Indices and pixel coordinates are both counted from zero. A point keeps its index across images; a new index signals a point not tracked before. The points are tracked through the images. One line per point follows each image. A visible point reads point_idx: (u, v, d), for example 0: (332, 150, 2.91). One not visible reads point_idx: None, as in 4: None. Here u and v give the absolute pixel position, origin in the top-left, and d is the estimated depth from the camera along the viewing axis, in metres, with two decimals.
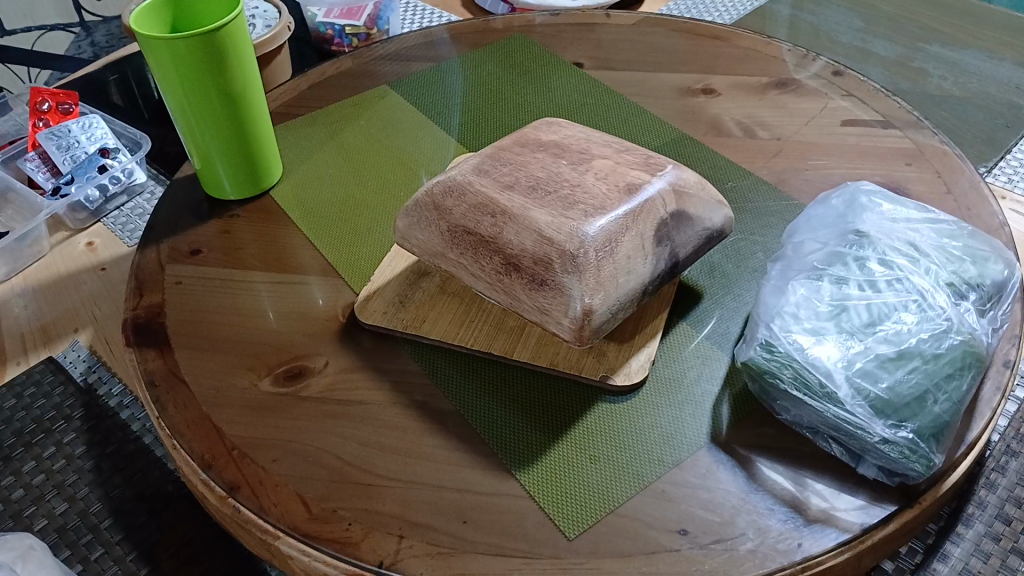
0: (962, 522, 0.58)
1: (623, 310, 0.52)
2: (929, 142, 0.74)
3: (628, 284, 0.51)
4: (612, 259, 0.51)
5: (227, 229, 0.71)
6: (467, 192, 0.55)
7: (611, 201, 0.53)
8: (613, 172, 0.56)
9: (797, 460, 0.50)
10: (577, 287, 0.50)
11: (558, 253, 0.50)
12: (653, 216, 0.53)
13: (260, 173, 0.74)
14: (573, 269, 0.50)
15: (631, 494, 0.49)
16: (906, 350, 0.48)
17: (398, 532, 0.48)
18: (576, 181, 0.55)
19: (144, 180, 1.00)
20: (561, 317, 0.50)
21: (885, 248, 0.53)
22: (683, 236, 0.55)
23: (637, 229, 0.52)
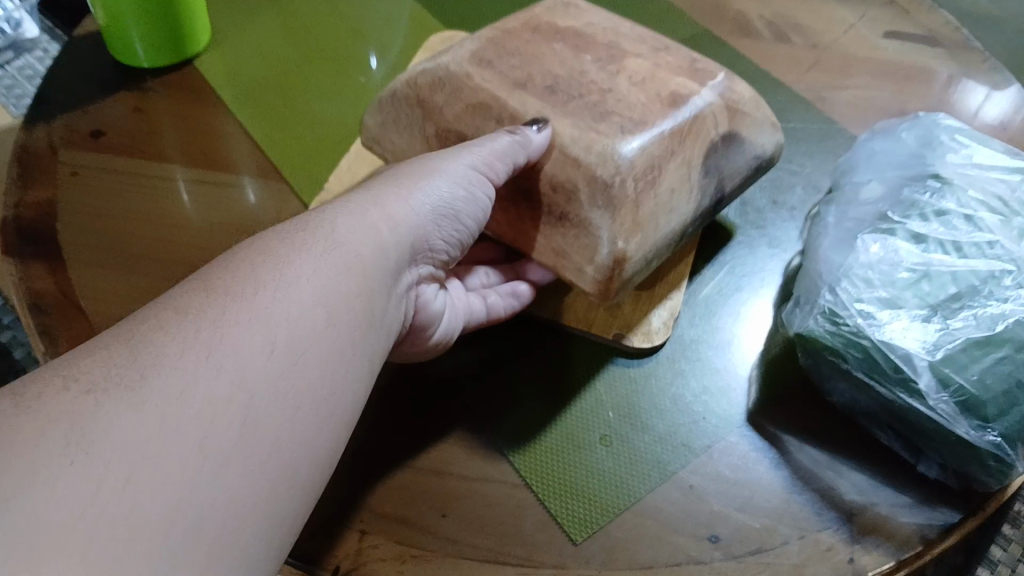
0: None
1: (657, 259, 0.42)
2: (980, 68, 0.63)
3: (668, 230, 0.41)
4: (653, 192, 0.40)
5: (140, 106, 0.57)
6: (462, 80, 0.44)
7: (655, 110, 0.42)
8: (654, 74, 0.44)
9: (844, 450, 0.42)
10: (608, 226, 0.39)
11: (587, 179, 0.40)
12: (703, 140, 0.43)
13: (185, 35, 0.58)
14: (609, 205, 0.39)
15: (650, 487, 0.40)
16: (999, 334, 0.39)
17: (359, 526, 0.38)
18: (605, 82, 0.43)
19: (38, 36, 0.84)
20: (584, 265, 0.40)
21: (970, 201, 0.43)
22: (731, 168, 0.45)
23: (683, 156, 0.42)
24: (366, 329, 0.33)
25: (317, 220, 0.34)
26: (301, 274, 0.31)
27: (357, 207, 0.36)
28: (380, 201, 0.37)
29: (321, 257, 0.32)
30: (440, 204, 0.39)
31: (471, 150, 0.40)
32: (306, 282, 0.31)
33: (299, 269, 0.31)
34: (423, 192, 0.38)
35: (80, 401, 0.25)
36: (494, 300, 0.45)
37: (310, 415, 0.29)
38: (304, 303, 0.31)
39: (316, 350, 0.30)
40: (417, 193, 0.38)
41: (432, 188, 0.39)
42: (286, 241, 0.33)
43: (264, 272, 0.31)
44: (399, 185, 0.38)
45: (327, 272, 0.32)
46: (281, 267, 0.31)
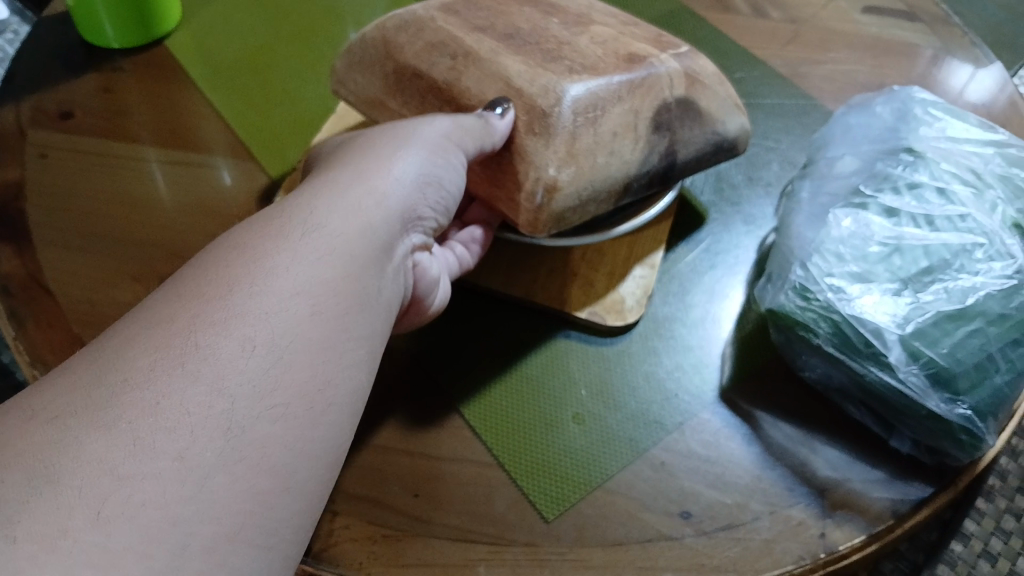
0: (984, 497, 0.55)
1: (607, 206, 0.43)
2: (958, 42, 0.63)
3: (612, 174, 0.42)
4: (593, 130, 0.41)
5: (109, 87, 0.56)
6: (427, 30, 0.45)
7: (609, 65, 0.43)
8: (618, 38, 0.45)
9: (816, 425, 0.42)
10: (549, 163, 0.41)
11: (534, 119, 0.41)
12: (653, 93, 0.43)
13: (154, 13, 0.58)
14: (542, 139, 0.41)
15: (623, 464, 0.40)
16: (969, 309, 0.39)
17: (329, 508, 0.38)
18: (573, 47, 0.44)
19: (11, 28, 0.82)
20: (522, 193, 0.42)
21: (943, 174, 0.43)
22: (688, 134, 0.45)
23: (631, 104, 0.42)
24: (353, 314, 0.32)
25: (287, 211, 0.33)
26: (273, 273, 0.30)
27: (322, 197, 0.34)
28: (349, 182, 0.35)
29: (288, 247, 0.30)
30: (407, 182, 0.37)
31: (436, 122, 0.39)
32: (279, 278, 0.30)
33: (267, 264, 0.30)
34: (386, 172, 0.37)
35: (48, 431, 0.24)
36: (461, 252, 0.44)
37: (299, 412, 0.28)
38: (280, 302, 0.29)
39: (298, 351, 0.29)
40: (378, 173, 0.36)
41: (402, 164, 0.37)
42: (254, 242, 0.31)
43: (231, 277, 0.29)
44: (360, 169, 0.36)
45: (298, 263, 0.30)
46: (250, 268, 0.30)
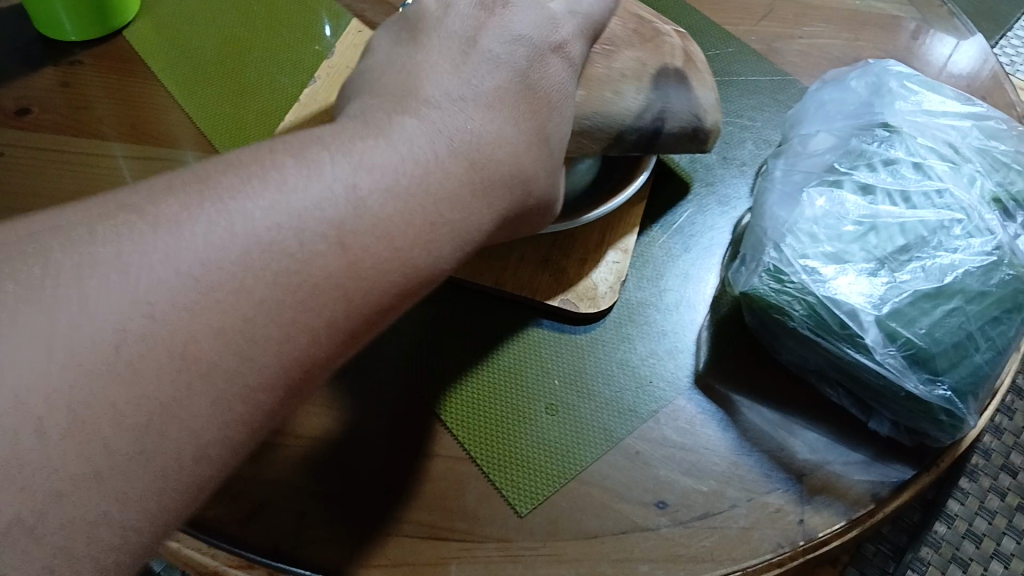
0: (967, 476, 0.54)
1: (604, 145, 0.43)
2: (936, 13, 0.62)
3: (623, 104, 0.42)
4: (607, 62, 0.41)
5: (67, 81, 0.54)
6: None
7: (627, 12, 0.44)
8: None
9: (794, 410, 0.41)
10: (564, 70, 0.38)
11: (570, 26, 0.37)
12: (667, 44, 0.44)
13: (112, 4, 0.56)
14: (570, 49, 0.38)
15: (597, 455, 0.39)
16: (948, 287, 0.38)
17: (297, 509, 0.36)
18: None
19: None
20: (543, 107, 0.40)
21: (919, 149, 0.42)
22: (677, 104, 0.44)
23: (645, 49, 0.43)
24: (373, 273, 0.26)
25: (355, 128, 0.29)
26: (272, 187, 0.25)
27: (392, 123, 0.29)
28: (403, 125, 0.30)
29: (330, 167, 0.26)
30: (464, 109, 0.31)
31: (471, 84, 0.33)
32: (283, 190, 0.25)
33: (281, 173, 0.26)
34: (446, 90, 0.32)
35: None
36: None
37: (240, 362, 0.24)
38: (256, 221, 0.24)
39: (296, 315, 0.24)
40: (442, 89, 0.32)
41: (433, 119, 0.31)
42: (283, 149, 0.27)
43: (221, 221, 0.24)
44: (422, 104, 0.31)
45: (310, 183, 0.26)
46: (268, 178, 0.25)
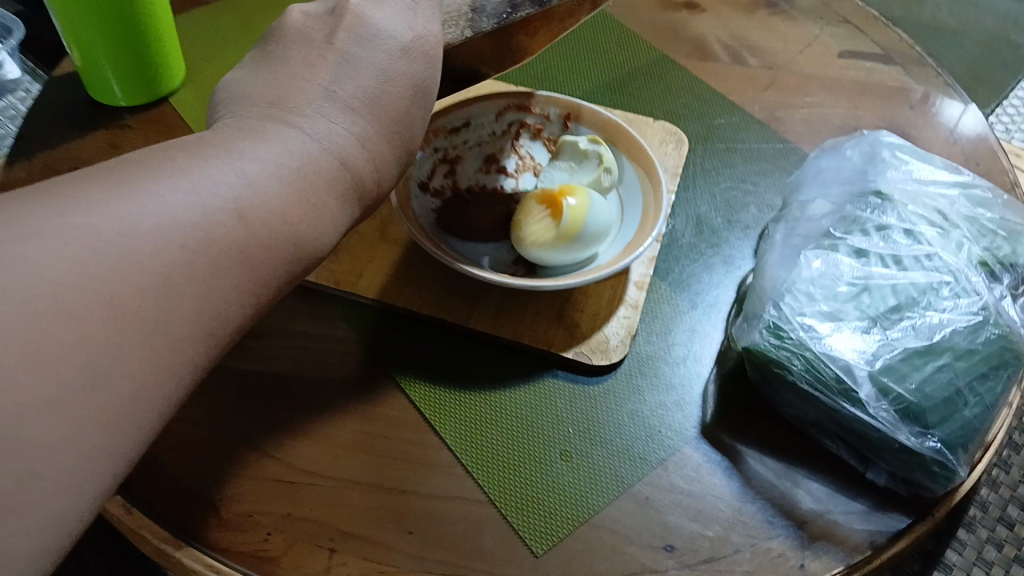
0: (964, 528, 0.56)
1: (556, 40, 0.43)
2: (931, 83, 0.66)
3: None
4: None
5: (115, 143, 0.58)
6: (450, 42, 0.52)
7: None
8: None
9: (796, 461, 0.43)
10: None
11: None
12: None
13: (159, 73, 0.60)
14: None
15: (608, 500, 0.41)
16: (937, 344, 0.40)
17: (328, 545, 0.39)
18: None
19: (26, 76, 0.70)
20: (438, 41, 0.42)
21: (910, 216, 0.45)
22: None
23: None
24: (229, 265, 0.30)
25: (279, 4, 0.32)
26: (154, 195, 0.28)
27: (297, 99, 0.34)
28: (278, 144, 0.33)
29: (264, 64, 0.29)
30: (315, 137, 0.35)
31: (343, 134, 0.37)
32: (185, 180, 0.29)
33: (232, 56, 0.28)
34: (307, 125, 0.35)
35: None
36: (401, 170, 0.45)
37: (135, 354, 0.26)
38: (137, 223, 0.27)
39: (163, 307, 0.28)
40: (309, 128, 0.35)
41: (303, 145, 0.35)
42: (167, 161, 0.30)
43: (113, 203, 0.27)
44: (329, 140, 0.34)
45: (181, 192, 0.29)
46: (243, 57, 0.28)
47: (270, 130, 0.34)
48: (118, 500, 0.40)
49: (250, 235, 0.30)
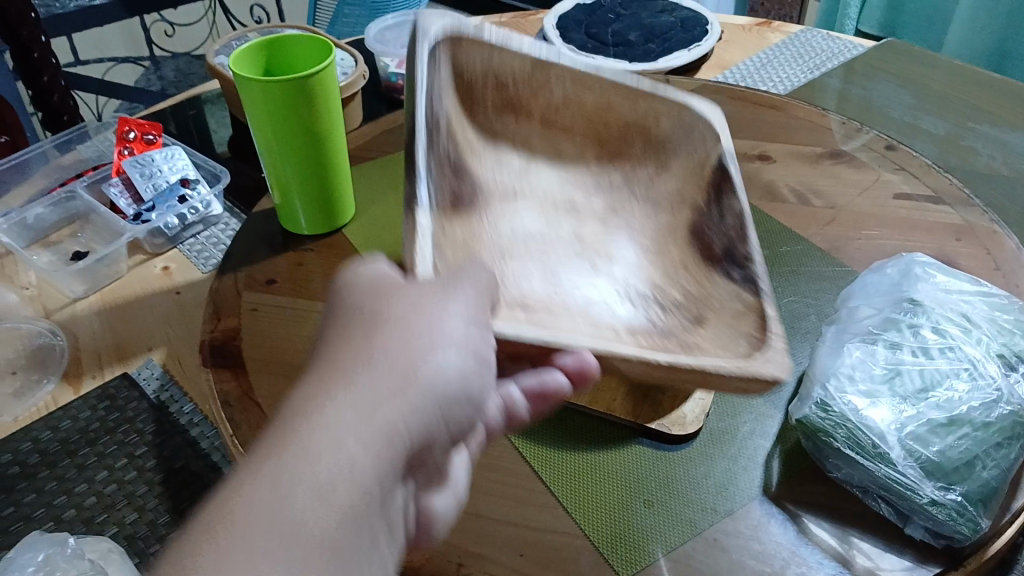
0: None
1: (717, 293, 0.59)
2: (978, 220, 0.76)
3: (721, 180, 0.64)
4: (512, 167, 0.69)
5: (300, 262, 0.75)
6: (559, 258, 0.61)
7: (536, 69, 0.68)
8: (547, 132, 0.72)
9: (845, 520, 0.52)
10: (531, 285, 0.60)
11: (456, 239, 0.60)
12: (660, 103, 0.68)
13: (336, 209, 0.78)
14: (484, 241, 0.62)
15: (684, 540, 0.51)
16: (958, 417, 0.49)
17: (457, 560, 0.50)
18: (503, 53, 0.66)
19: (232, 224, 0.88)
20: (578, 314, 0.57)
21: (938, 317, 0.55)
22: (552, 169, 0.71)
23: (664, 206, 0.69)
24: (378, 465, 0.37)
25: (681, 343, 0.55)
26: (310, 434, 0.36)
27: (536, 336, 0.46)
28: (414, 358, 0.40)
29: (603, 343, 0.47)
30: (459, 363, 0.41)
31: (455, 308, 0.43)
32: (342, 419, 0.37)
33: (574, 346, 0.46)
34: (446, 354, 0.41)
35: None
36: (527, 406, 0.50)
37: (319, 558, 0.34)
38: (319, 464, 0.35)
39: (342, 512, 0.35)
40: (453, 334, 0.42)
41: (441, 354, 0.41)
42: (303, 402, 0.37)
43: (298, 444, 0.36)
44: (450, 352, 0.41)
45: (339, 430, 0.36)
46: (661, 368, 0.47)
47: (390, 325, 0.41)
48: None
49: (386, 440, 0.38)
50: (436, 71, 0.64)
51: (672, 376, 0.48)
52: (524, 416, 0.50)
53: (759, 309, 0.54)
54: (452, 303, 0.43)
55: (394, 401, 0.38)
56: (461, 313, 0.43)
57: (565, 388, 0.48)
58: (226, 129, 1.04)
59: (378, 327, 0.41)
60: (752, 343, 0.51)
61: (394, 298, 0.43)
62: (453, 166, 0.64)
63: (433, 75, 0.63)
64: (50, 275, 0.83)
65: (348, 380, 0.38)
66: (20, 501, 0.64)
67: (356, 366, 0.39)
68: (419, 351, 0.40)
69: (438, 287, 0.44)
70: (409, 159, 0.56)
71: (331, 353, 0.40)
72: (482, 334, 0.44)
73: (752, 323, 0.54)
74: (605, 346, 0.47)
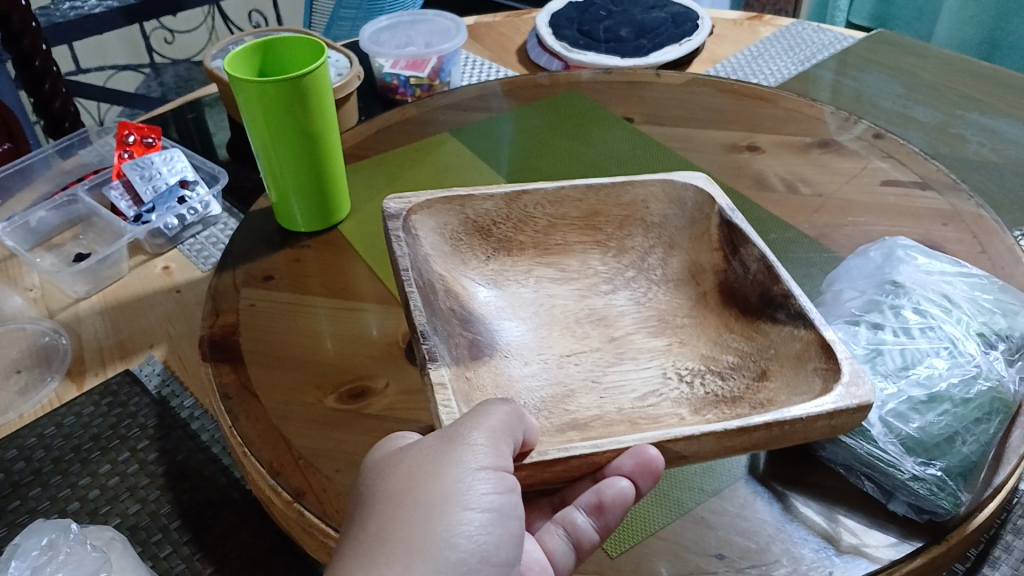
0: None
1: (772, 342, 0.57)
2: (965, 206, 0.76)
3: (732, 233, 0.63)
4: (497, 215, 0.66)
5: (297, 258, 0.76)
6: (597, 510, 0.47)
7: (510, 204, 0.65)
8: (546, 257, 0.68)
9: (830, 497, 0.53)
10: (578, 403, 0.56)
11: (475, 388, 0.55)
12: (645, 188, 0.67)
13: (332, 207, 0.79)
14: (507, 385, 0.57)
15: (671, 519, 0.52)
16: (937, 394, 0.50)
17: None
18: (474, 202, 0.64)
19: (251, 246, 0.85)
20: (634, 418, 0.55)
21: (920, 298, 0.56)
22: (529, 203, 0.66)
23: (685, 280, 0.66)
24: None
25: (752, 403, 0.54)
26: None
27: (579, 450, 0.45)
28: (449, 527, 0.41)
29: (664, 434, 0.46)
30: (483, 535, 0.41)
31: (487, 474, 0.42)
32: None
33: (626, 448, 0.45)
34: (469, 522, 0.41)
35: None
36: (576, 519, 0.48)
37: None
38: None
39: None
40: (475, 498, 0.42)
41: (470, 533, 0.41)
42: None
43: None
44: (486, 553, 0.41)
45: None
46: (737, 434, 0.46)
47: (421, 510, 0.41)
48: (272, 485, 0.55)
49: None
50: (415, 240, 0.62)
51: (745, 445, 0.47)
52: (597, 538, 0.48)
53: (819, 339, 0.53)
54: (472, 450, 0.43)
55: (419, 570, 0.39)
56: (483, 460, 0.42)
57: (627, 494, 0.45)
58: (224, 132, 1.06)
59: (399, 511, 0.41)
60: (825, 376, 0.51)
61: (405, 469, 0.43)
62: (460, 321, 0.60)
63: (412, 246, 0.61)
64: (52, 276, 0.83)
65: (371, 561, 0.39)
66: (27, 494, 0.66)
67: (376, 555, 0.40)
68: (441, 533, 0.40)
69: (444, 445, 0.43)
70: (412, 327, 0.52)
71: (350, 544, 0.41)
72: (506, 493, 0.43)
73: (816, 357, 0.52)
74: (663, 435, 0.46)
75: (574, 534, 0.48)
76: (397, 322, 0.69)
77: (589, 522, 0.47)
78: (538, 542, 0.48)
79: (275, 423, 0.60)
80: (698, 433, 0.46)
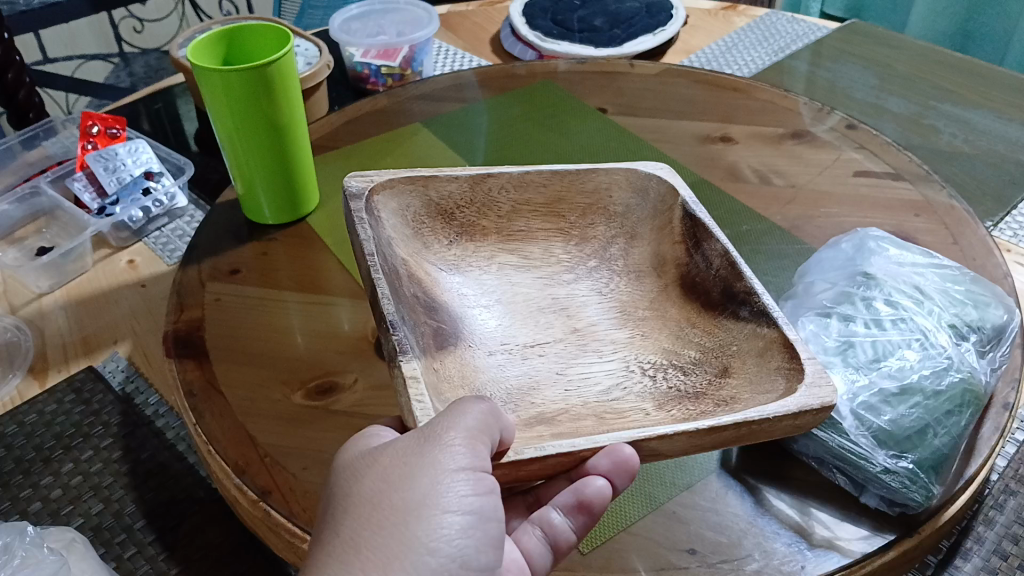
0: None
1: (734, 339, 0.57)
2: (937, 197, 0.76)
3: (695, 227, 0.63)
4: (461, 195, 0.65)
5: (265, 251, 0.75)
6: (575, 508, 0.45)
7: (474, 187, 0.65)
8: (509, 243, 0.67)
9: (802, 490, 0.52)
10: (543, 396, 0.56)
11: (442, 380, 0.54)
12: (608, 176, 0.67)
13: (300, 200, 0.78)
14: (473, 378, 0.56)
15: (642, 514, 0.51)
16: (909, 386, 0.50)
17: None
18: (438, 183, 0.63)
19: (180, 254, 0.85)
20: (599, 412, 0.54)
21: (891, 289, 0.56)
22: (496, 182, 0.65)
23: (647, 271, 0.66)
24: None
25: (715, 400, 0.53)
26: None
27: (556, 449, 0.44)
28: (428, 532, 0.40)
29: (638, 434, 0.45)
30: (463, 539, 0.40)
31: (466, 480, 0.41)
32: None
33: (601, 448, 0.44)
34: (448, 527, 0.40)
35: None
36: (556, 519, 0.46)
37: None
38: None
39: None
40: (453, 501, 0.41)
41: (450, 540, 0.40)
42: None
43: None
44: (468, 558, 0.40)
45: None
46: (707, 433, 0.45)
47: (398, 515, 0.40)
48: (239, 485, 0.54)
49: None
50: (378, 222, 0.60)
51: (714, 443, 0.47)
52: (575, 538, 0.46)
53: (782, 338, 0.52)
54: (449, 452, 0.41)
55: None
56: (460, 462, 0.41)
57: (605, 493, 0.44)
58: (193, 123, 1.04)
59: (374, 517, 0.40)
60: (790, 376, 0.50)
61: (381, 473, 0.42)
62: (424, 308, 0.59)
63: (375, 228, 0.59)
64: (13, 271, 0.81)
65: (346, 570, 0.38)
66: None
67: (351, 564, 0.39)
68: (419, 538, 0.39)
69: (420, 446, 0.42)
70: (379, 316, 0.50)
71: (322, 550, 0.40)
72: (486, 495, 0.42)
73: (779, 357, 0.52)
74: (639, 434, 0.45)
75: (551, 534, 0.46)
76: (367, 316, 0.68)
77: (566, 522, 0.46)
78: (515, 541, 0.46)
79: (241, 419, 0.59)
80: (671, 432, 0.45)
